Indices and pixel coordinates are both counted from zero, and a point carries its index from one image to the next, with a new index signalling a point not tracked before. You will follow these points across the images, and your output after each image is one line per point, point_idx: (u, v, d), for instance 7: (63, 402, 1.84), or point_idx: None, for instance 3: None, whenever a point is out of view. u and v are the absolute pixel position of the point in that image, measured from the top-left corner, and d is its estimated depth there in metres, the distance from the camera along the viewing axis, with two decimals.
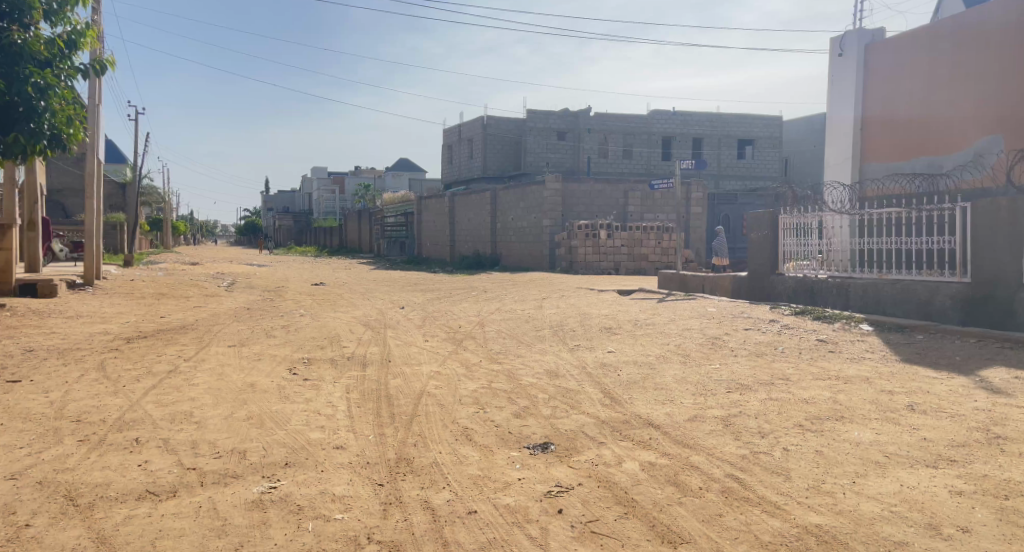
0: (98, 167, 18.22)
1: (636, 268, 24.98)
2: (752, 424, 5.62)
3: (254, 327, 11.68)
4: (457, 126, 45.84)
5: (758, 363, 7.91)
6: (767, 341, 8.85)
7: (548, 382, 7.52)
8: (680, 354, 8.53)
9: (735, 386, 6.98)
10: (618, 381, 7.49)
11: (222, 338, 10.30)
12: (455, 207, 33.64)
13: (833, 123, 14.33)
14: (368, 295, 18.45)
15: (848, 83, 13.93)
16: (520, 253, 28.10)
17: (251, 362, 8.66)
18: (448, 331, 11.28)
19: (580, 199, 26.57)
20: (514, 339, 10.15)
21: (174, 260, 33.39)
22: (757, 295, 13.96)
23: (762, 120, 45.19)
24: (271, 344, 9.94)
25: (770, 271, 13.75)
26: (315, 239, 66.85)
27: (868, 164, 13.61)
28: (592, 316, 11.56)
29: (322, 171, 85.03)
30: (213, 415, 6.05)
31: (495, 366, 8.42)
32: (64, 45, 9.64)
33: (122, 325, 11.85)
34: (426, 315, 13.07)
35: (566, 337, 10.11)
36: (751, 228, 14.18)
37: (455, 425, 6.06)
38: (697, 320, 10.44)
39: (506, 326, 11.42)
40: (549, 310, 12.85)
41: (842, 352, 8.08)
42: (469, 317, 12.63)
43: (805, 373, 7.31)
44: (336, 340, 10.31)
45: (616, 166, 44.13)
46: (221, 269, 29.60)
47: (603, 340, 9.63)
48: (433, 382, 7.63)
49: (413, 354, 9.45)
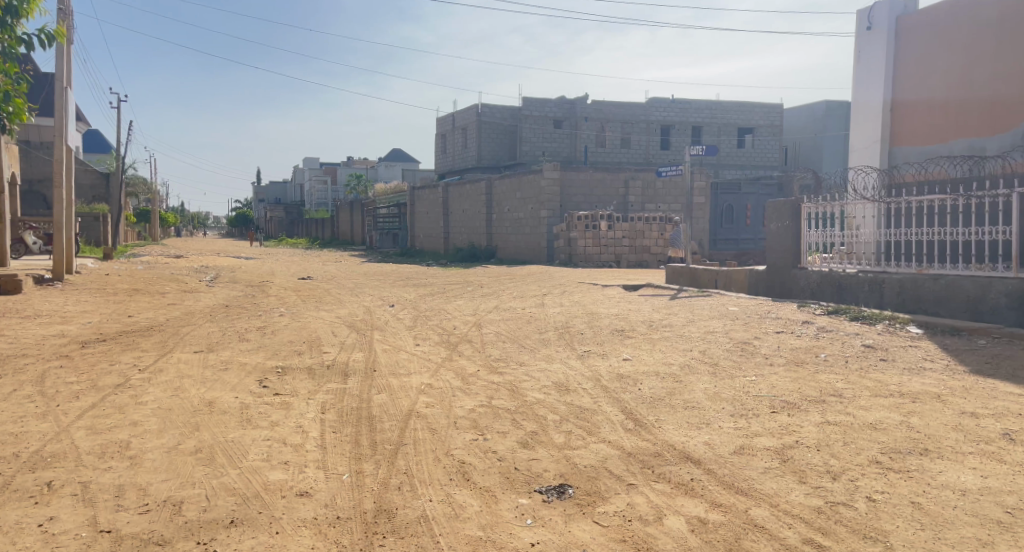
0: (66, 153, 16.92)
1: (638, 260, 23.93)
2: (815, 460, 4.57)
3: (226, 327, 10.54)
4: (451, 115, 44.63)
5: (800, 375, 6.83)
6: (804, 347, 7.79)
7: (558, 398, 6.45)
8: (708, 362, 7.44)
9: (780, 407, 5.91)
10: (639, 397, 6.40)
11: (188, 342, 9.15)
12: (449, 198, 32.53)
13: (860, 104, 13.63)
14: (355, 290, 17.33)
15: (877, 59, 13.22)
16: (517, 245, 27.00)
17: (215, 372, 7.53)
18: (441, 333, 10.18)
19: (579, 188, 25.44)
20: (515, 344, 9.07)
21: (158, 253, 32.15)
22: (776, 290, 12.94)
23: (762, 108, 44.14)
24: (242, 349, 8.82)
25: (791, 264, 12.71)
26: (306, 231, 65.64)
27: (899, 147, 12.92)
28: (601, 316, 10.48)
29: (313, 161, 83.63)
30: (154, 445, 4.93)
31: (495, 378, 7.36)
32: (4, 13, 8.29)
33: (82, 326, 10.67)
34: (418, 313, 11.97)
35: (574, 341, 9.01)
36: (768, 219, 13.18)
37: (450, 458, 4.99)
38: (720, 321, 9.34)
39: (506, 327, 10.33)
40: (552, 309, 11.75)
41: (896, 361, 7.04)
42: (465, 316, 11.54)
43: (859, 388, 6.25)
44: (317, 345, 9.18)
45: (613, 156, 43.10)
46: (205, 262, 28.40)
47: (616, 345, 8.53)
48: (424, 399, 6.56)
49: (402, 362, 8.35)
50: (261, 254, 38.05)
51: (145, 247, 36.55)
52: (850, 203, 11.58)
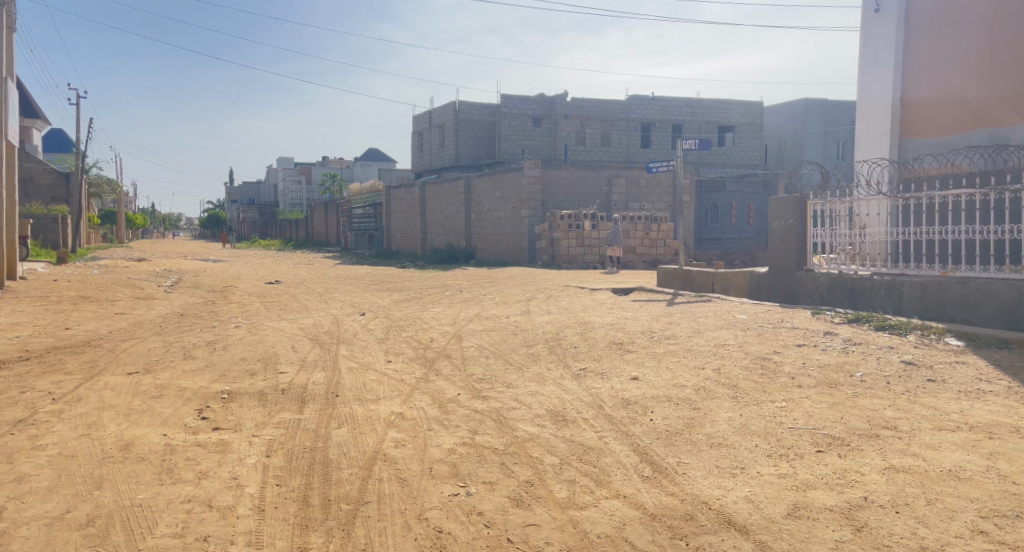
0: (7, 150, 15.54)
1: (623, 262, 22.90)
2: (898, 531, 3.54)
3: (171, 341, 9.29)
4: (428, 112, 43.46)
5: (838, 400, 5.79)
6: (833, 364, 6.75)
7: (556, 433, 5.37)
8: (727, 386, 6.40)
9: (828, 443, 4.85)
10: (653, 431, 5.32)
11: (124, 360, 7.92)
12: (426, 197, 31.37)
13: (866, 93, 12.72)
14: (325, 297, 16.13)
15: (885, 43, 12.32)
16: (498, 245, 25.87)
17: (145, 399, 6.32)
18: (416, 347, 9.05)
19: (561, 187, 24.37)
20: (501, 362, 7.97)
21: (120, 256, 30.64)
22: (780, 294, 11.94)
23: (743, 106, 43.39)
24: (185, 369, 7.60)
25: (797, 266, 11.71)
26: (279, 231, 64.07)
27: (911, 139, 12.02)
28: (595, 326, 9.41)
29: (287, 161, 82.08)
30: (35, 517, 3.78)
31: (478, 406, 6.26)
32: None
33: (7, 341, 9.36)
34: (392, 324, 10.82)
35: (567, 357, 7.93)
36: (771, 217, 12.17)
37: (424, 526, 3.90)
38: (732, 333, 8.30)
39: (490, 340, 9.21)
40: (539, 317, 10.65)
41: (947, 383, 6.04)
42: (443, 326, 10.43)
43: (915, 418, 5.22)
44: (274, 364, 8.00)
45: (593, 154, 42.11)
46: (168, 265, 26.94)
47: (618, 363, 7.44)
48: (393, 435, 5.44)
49: (369, 386, 7.20)
50: (230, 257, 36.57)
51: (108, 250, 34.98)
52: (861, 199, 10.66)
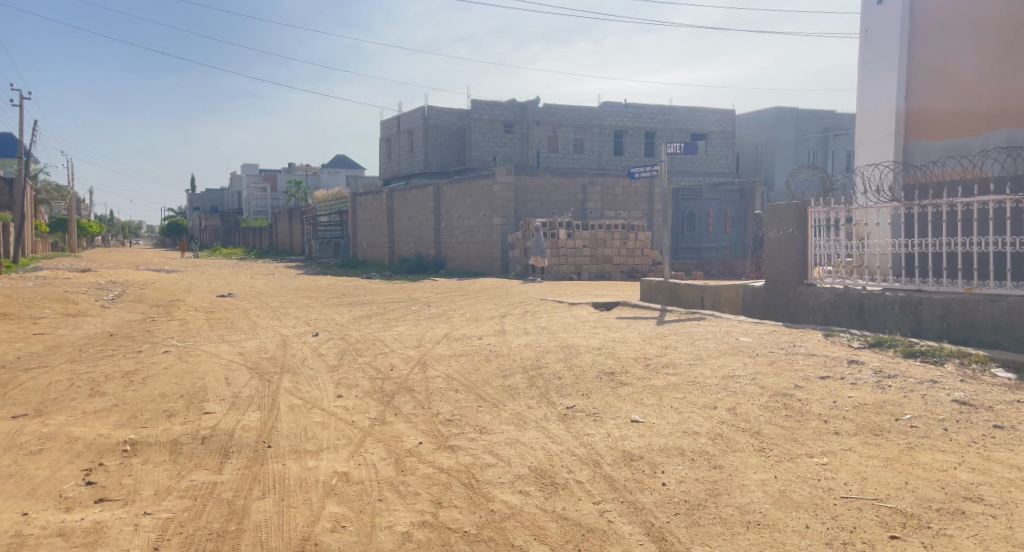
0: None
1: (599, 272, 21.77)
2: None
3: (82, 371, 7.92)
4: (396, 117, 42.14)
5: (892, 454, 4.63)
6: (871, 402, 5.56)
7: (544, 507, 4.18)
8: (748, 432, 5.23)
9: (901, 523, 3.76)
10: (668, 503, 4.16)
11: (13, 399, 6.58)
12: (393, 205, 30.06)
13: (867, 92, 11.68)
14: (279, 313, 14.77)
15: (888, 36, 11.30)
16: (468, 255, 24.64)
17: (20, 459, 5.04)
18: (372, 379, 7.80)
19: (534, 194, 23.16)
20: (471, 401, 6.74)
21: (64, 266, 28.90)
22: (778, 312, 10.83)
23: (715, 114, 42.72)
24: (87, 410, 6.28)
25: (797, 280, 10.59)
26: (242, 239, 62.25)
27: (917, 143, 10.98)
28: (579, 351, 8.22)
29: (251, 168, 80.18)
30: None
31: (443, 462, 5.01)
32: None
33: None
34: (348, 347, 9.54)
35: (550, 393, 6.73)
36: (767, 225, 11.07)
37: None
38: (741, 361, 7.13)
39: (459, 368, 7.97)
40: (515, 339, 9.42)
41: (1020, 430, 4.92)
42: (406, 350, 9.18)
43: (1003, 485, 4.09)
44: (199, 401, 6.69)
45: (565, 161, 41.08)
46: (115, 277, 25.32)
47: (610, 401, 6.24)
48: (332, 510, 4.21)
49: (310, 431, 5.92)
50: (189, 266, 34.93)
51: (55, 259, 33.12)
52: (867, 208, 9.59)
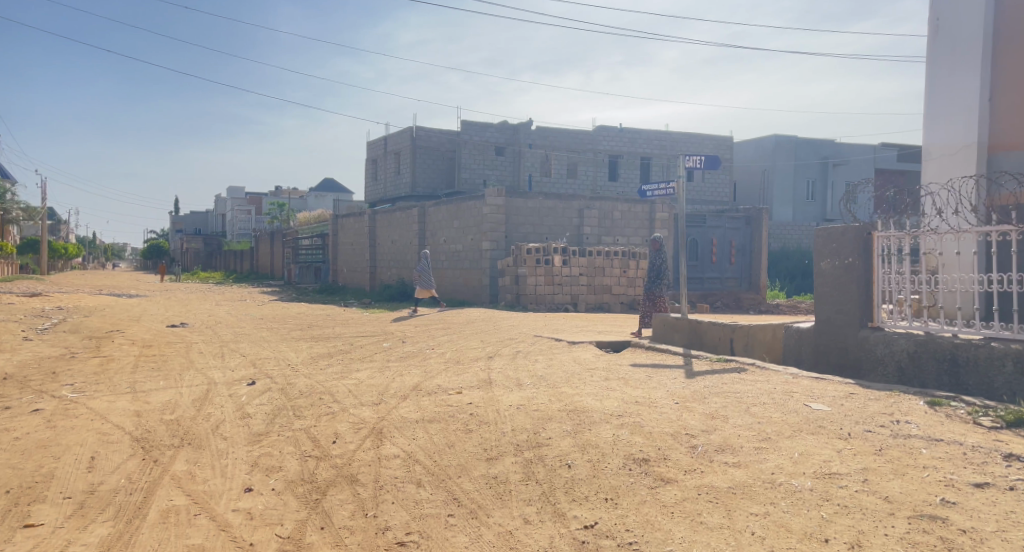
0: None
1: (597, 303, 19.61)
2: None
3: None
4: (383, 138, 40.11)
5: None
6: None
7: None
8: None
9: None
10: None
11: None
12: (376, 227, 27.95)
13: (938, 92, 9.42)
14: (228, 349, 12.54)
15: (969, 25, 9.00)
16: (454, 282, 22.45)
17: None
18: (303, 459, 5.54)
19: (526, 217, 21.00)
20: (439, 508, 4.52)
21: (17, 291, 26.72)
22: (832, 360, 8.47)
23: (714, 140, 40.83)
24: None
25: (858, 325, 8.22)
26: (223, 263, 59.95)
27: (1007, 157, 8.70)
28: (591, 419, 6.00)
29: (237, 190, 78.17)
30: None
31: None
32: None
33: None
34: (283, 404, 7.25)
35: (555, 495, 4.55)
36: (816, 254, 8.73)
37: None
38: (834, 442, 4.88)
39: (423, 443, 5.71)
40: (503, 396, 7.18)
41: None
42: (360, 411, 6.89)
43: None
44: (34, 504, 4.55)
45: (559, 185, 39.09)
46: (65, 302, 23.12)
47: (651, 517, 4.08)
48: None
49: None
50: (157, 291, 32.69)
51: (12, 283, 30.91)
52: (955, 235, 7.31)
